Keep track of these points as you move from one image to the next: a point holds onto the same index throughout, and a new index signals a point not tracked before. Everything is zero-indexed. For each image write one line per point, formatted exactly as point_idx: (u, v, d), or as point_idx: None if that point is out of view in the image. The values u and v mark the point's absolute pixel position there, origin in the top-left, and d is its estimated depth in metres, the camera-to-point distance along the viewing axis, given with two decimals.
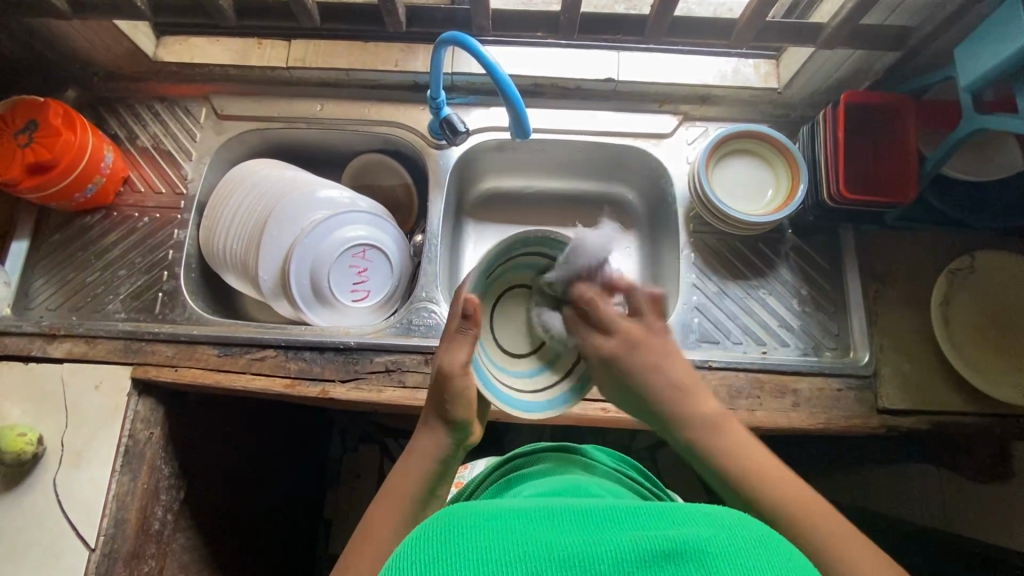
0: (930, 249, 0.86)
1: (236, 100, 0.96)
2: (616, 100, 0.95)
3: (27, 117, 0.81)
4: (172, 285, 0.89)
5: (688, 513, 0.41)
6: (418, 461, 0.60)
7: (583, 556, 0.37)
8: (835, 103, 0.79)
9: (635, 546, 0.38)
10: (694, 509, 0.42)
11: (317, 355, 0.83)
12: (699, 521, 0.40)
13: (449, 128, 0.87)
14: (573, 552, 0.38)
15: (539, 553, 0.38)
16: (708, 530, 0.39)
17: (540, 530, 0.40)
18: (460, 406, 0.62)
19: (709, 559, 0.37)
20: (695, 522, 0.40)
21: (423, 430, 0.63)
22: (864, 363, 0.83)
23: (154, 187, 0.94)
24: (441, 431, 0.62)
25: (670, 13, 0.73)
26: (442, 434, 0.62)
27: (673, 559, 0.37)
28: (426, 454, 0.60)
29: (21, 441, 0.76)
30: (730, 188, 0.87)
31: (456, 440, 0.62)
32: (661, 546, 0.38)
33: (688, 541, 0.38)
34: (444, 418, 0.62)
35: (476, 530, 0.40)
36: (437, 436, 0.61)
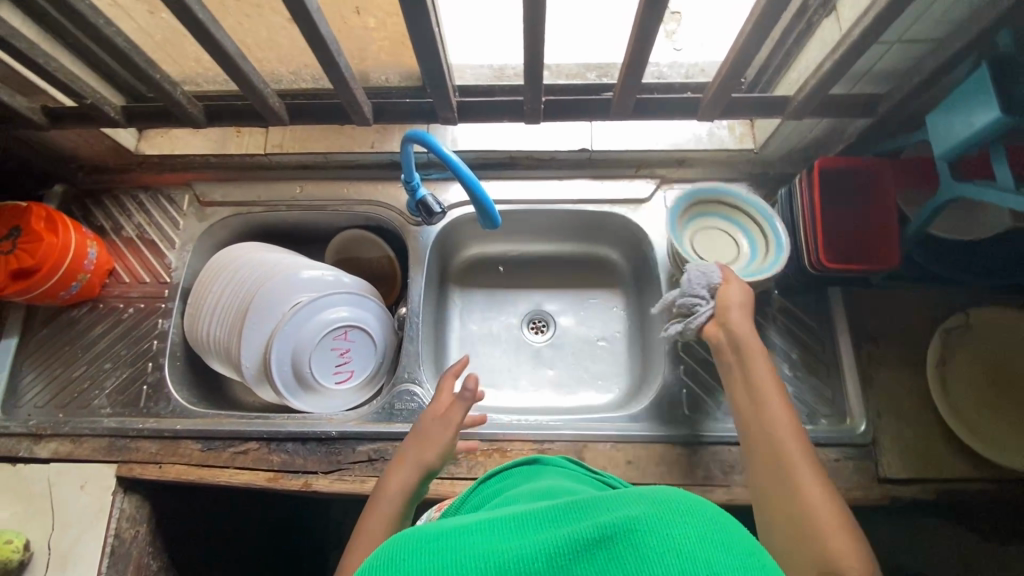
0: (921, 306, 0.84)
1: (218, 186, 0.98)
2: (592, 167, 0.95)
3: (10, 224, 0.83)
4: (157, 377, 0.89)
5: (622, 493, 0.36)
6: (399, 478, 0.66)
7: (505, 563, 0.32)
8: (809, 169, 0.77)
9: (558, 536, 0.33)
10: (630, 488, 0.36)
11: (300, 446, 0.82)
12: (634, 496, 0.35)
13: (425, 209, 0.87)
14: (488, 553, 0.33)
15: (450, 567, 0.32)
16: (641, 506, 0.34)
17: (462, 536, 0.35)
18: (438, 453, 0.67)
19: (641, 539, 0.32)
20: (628, 499, 0.35)
21: (396, 468, 0.67)
22: (862, 431, 0.80)
23: (138, 277, 0.95)
24: (424, 456, 0.67)
25: (633, 95, 0.73)
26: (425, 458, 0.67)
27: (599, 543, 0.32)
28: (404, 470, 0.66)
29: (7, 549, 0.76)
30: (710, 248, 0.83)
31: (423, 486, 0.66)
32: (588, 532, 0.32)
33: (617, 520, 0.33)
34: (422, 462, 0.67)
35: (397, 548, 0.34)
36: (410, 472, 0.66)
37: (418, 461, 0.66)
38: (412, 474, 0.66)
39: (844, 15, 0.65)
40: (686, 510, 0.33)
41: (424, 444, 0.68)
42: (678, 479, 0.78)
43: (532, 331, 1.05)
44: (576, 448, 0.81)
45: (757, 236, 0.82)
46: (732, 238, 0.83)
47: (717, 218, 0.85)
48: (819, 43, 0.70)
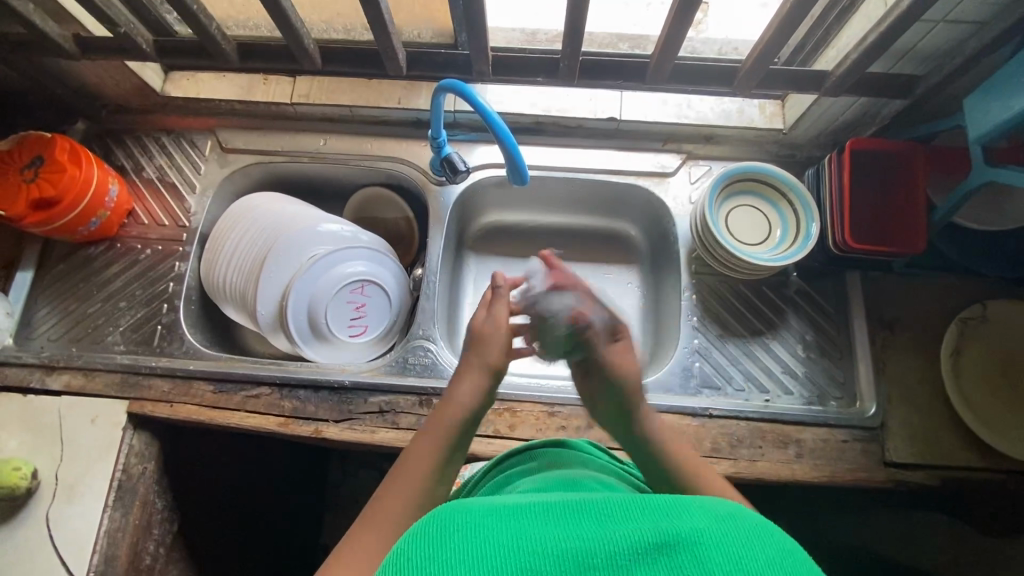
0: (939, 296, 0.84)
1: (241, 133, 0.97)
2: (618, 138, 0.95)
3: (33, 153, 0.82)
4: (171, 318, 0.89)
5: (682, 501, 0.43)
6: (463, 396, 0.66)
7: (575, 553, 0.39)
8: (841, 149, 0.77)
9: (627, 541, 0.39)
10: (687, 499, 0.43)
11: (312, 394, 0.82)
12: (694, 511, 0.42)
13: (450, 167, 0.87)
14: (562, 549, 0.39)
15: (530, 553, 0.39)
16: (700, 522, 0.41)
17: (534, 524, 0.41)
18: (499, 357, 0.70)
19: (701, 550, 0.39)
20: (689, 515, 0.41)
21: (462, 374, 0.69)
22: (871, 414, 0.80)
23: (157, 219, 0.95)
24: (483, 374, 0.68)
25: (670, 61, 0.73)
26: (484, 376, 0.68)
27: (663, 552, 0.38)
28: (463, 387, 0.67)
29: (16, 475, 0.77)
30: (742, 229, 0.84)
31: (490, 389, 0.69)
32: (652, 541, 0.39)
33: (680, 531, 0.40)
34: (486, 366, 0.69)
35: (475, 526, 0.41)
36: (478, 376, 0.68)
37: (484, 365, 0.69)
38: (474, 390, 0.67)
39: None
40: (733, 530, 0.40)
41: (485, 349, 0.70)
42: None
43: None
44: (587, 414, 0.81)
45: (792, 225, 0.82)
46: (766, 225, 0.84)
47: (755, 201, 0.85)
48: (861, 19, 0.69)
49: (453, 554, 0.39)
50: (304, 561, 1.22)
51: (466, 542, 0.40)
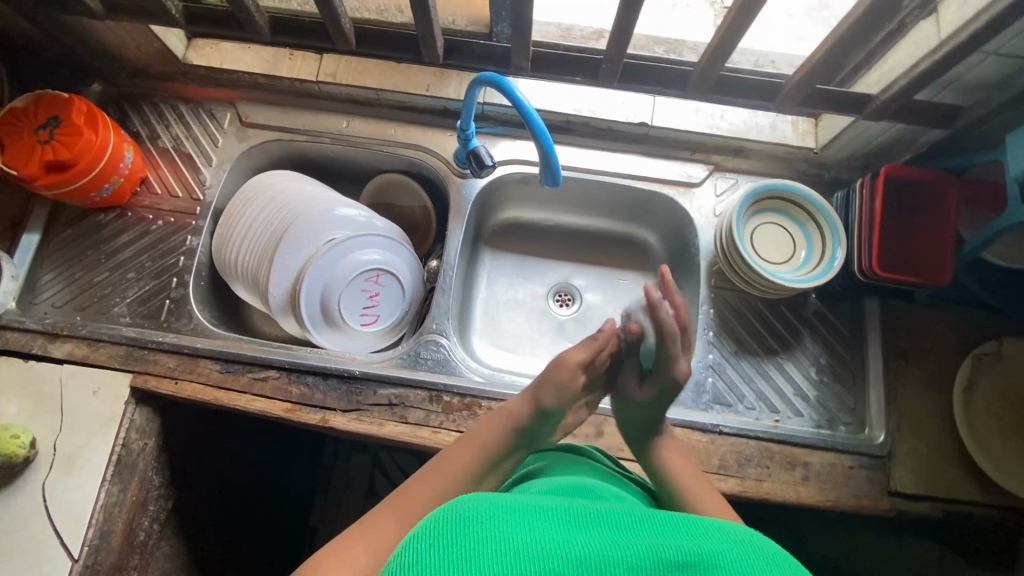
0: (956, 329, 0.84)
1: (262, 108, 0.95)
2: (647, 144, 0.93)
3: (49, 113, 0.80)
4: (180, 293, 0.87)
5: (698, 525, 0.47)
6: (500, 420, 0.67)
7: (595, 560, 0.42)
8: (874, 174, 0.76)
9: (651, 553, 0.43)
10: (703, 524, 0.47)
11: (320, 381, 0.81)
12: (710, 535, 0.46)
13: (476, 161, 0.84)
14: (594, 552, 0.43)
15: (562, 548, 0.42)
16: (716, 545, 0.45)
17: (564, 526, 0.45)
18: (560, 397, 0.68)
19: (718, 571, 0.42)
20: (704, 538, 0.45)
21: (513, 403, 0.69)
22: (880, 442, 0.80)
23: (170, 190, 0.92)
24: (526, 404, 0.68)
25: (717, 70, 0.71)
26: (524, 410, 0.67)
27: (684, 567, 0.42)
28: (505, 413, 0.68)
29: (14, 444, 0.75)
30: (768, 245, 0.83)
31: (537, 425, 0.67)
32: (674, 557, 0.43)
33: (697, 551, 0.44)
34: (540, 404, 0.67)
35: (497, 520, 0.45)
36: (525, 411, 0.67)
37: (535, 399, 0.67)
38: (516, 420, 0.67)
39: (946, 18, 0.63)
40: (748, 555, 0.44)
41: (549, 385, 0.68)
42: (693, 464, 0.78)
43: (558, 303, 1.04)
44: (596, 421, 0.80)
45: (817, 248, 0.81)
46: (791, 245, 0.83)
47: (782, 218, 0.84)
48: (912, 45, 0.68)
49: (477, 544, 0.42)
50: (293, 544, 1.21)
51: (506, 529, 0.44)
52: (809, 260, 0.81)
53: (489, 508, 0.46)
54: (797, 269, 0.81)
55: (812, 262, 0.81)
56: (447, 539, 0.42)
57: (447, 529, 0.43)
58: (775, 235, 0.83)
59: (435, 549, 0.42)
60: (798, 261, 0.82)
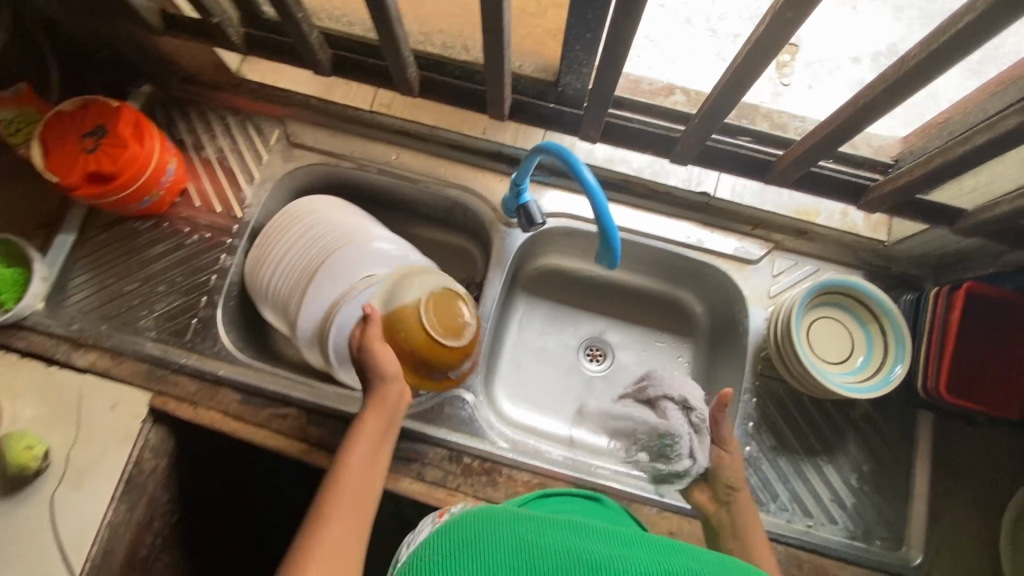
0: (1013, 456, 0.79)
1: (311, 129, 0.92)
2: (705, 213, 0.88)
3: (96, 121, 0.78)
4: (208, 313, 0.85)
5: (713, 553, 0.43)
6: (370, 420, 0.67)
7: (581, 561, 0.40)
8: (954, 286, 0.71)
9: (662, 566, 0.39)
10: (713, 554, 0.43)
11: (340, 425, 0.79)
12: (718, 562, 0.42)
13: (526, 217, 0.80)
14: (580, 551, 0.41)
15: (572, 550, 0.41)
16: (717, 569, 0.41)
17: (576, 535, 0.44)
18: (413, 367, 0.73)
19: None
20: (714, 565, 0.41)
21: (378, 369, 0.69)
22: (916, 564, 0.76)
23: (210, 204, 0.90)
24: (394, 385, 0.68)
25: (804, 164, 0.70)
26: (396, 388, 0.69)
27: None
28: (372, 419, 0.67)
29: (29, 455, 0.74)
30: (824, 342, 0.78)
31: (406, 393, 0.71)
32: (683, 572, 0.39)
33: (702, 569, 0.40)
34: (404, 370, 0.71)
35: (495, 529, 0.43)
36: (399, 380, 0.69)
37: (394, 377, 0.68)
38: (385, 419, 0.68)
39: None
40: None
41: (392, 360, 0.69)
42: None
43: (588, 358, 1.00)
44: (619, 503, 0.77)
45: (877, 356, 0.75)
46: (849, 347, 0.77)
47: (842, 316, 0.78)
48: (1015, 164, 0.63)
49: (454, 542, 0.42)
50: None
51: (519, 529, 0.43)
52: (867, 368, 0.76)
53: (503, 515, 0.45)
54: (852, 376, 0.76)
55: (866, 369, 0.76)
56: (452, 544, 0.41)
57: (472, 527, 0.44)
58: (833, 332, 0.78)
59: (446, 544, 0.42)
60: (853, 366, 0.76)
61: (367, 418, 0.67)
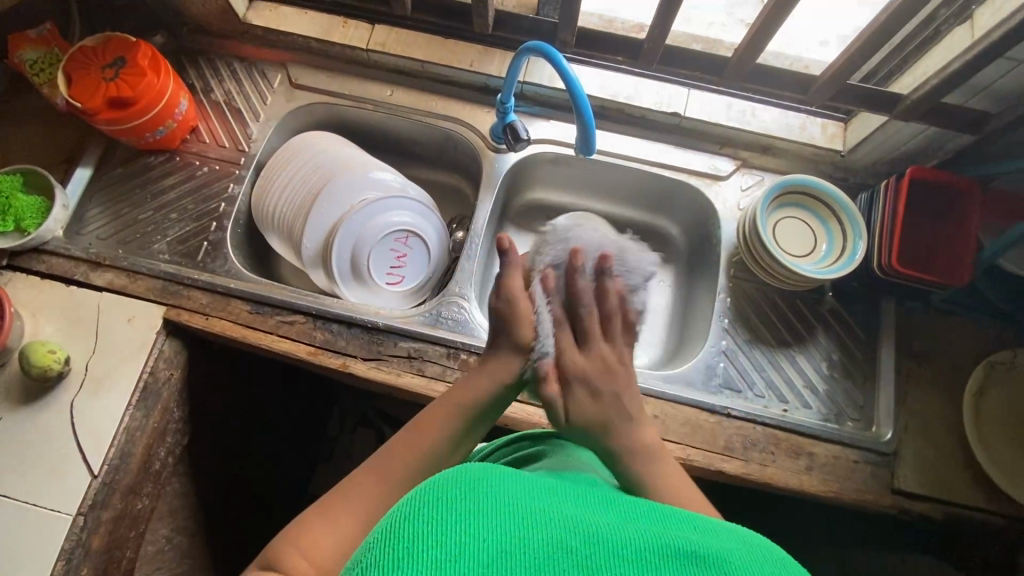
0: (969, 341, 0.85)
1: (311, 72, 1.00)
2: (678, 134, 0.95)
3: (117, 54, 0.85)
4: (218, 236, 0.91)
5: (715, 522, 0.41)
6: (472, 393, 0.61)
7: (607, 540, 0.36)
8: (900, 176, 0.79)
9: (661, 539, 0.37)
10: (717, 523, 0.42)
11: (344, 330, 0.84)
12: (719, 533, 0.40)
13: (512, 133, 0.88)
14: (603, 529, 0.38)
15: (570, 521, 0.38)
16: (728, 543, 0.39)
17: (565, 498, 0.41)
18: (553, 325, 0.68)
19: (730, 566, 0.36)
20: (718, 533, 0.40)
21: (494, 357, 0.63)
22: (887, 440, 0.81)
23: (218, 140, 0.97)
24: (512, 361, 0.63)
25: (750, 61, 0.81)
26: (509, 362, 0.62)
27: (696, 558, 0.36)
28: (472, 390, 0.61)
29: (51, 358, 0.79)
30: (789, 237, 0.85)
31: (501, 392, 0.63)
32: (686, 546, 0.37)
33: (709, 548, 0.37)
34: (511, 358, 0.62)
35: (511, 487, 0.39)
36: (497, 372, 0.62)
37: (518, 347, 0.63)
38: (488, 392, 0.61)
39: (979, 24, 0.66)
40: (759, 554, 0.38)
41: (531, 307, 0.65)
42: (699, 443, 0.79)
43: None
44: None
45: (838, 242, 0.83)
46: (812, 239, 0.85)
47: (805, 214, 0.86)
48: (944, 49, 0.72)
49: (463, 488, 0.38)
50: (290, 500, 1.24)
51: (516, 495, 0.39)
52: (831, 253, 0.83)
53: (493, 473, 0.41)
54: (818, 262, 0.83)
55: (831, 255, 0.83)
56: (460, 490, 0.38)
57: (467, 486, 0.38)
58: (797, 228, 0.86)
59: (439, 503, 0.37)
60: (819, 255, 0.84)
61: (470, 385, 0.62)
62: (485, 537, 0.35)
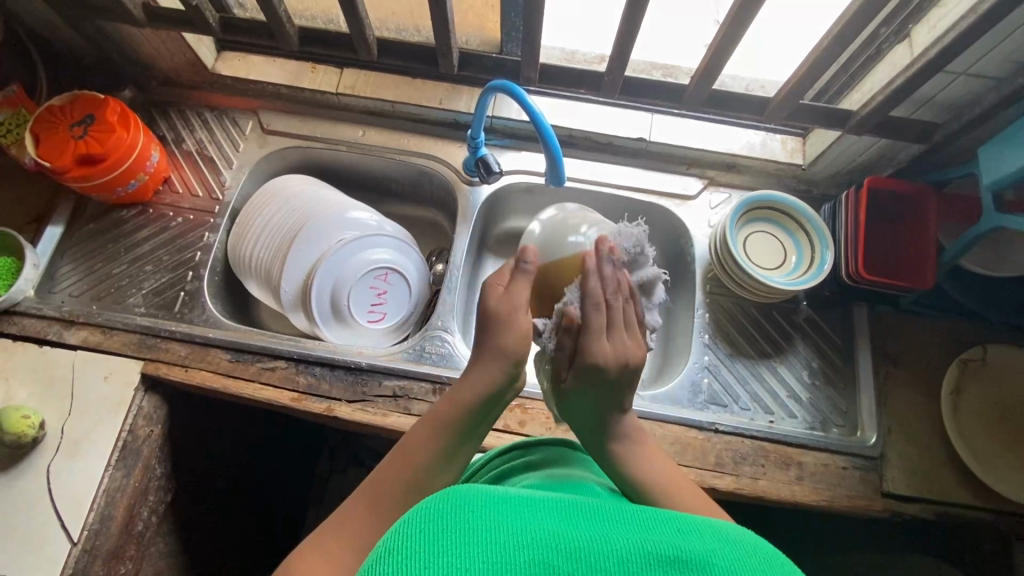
0: (941, 339, 0.88)
1: (283, 117, 1.01)
2: (645, 158, 0.98)
3: (85, 111, 0.85)
4: (195, 286, 0.91)
5: (696, 520, 0.41)
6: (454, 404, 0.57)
7: (590, 553, 0.37)
8: (858, 186, 0.82)
9: (643, 547, 0.37)
10: (697, 520, 0.42)
11: (327, 372, 0.83)
12: (698, 533, 0.40)
13: (484, 166, 0.90)
14: (586, 542, 0.37)
15: (551, 539, 0.37)
16: (711, 545, 0.39)
17: (549, 509, 0.41)
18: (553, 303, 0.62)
19: (711, 569, 0.36)
20: (702, 534, 0.40)
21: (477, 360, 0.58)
22: (872, 443, 0.82)
23: (191, 189, 0.97)
24: (496, 364, 0.57)
25: (707, 87, 0.84)
26: (494, 366, 0.56)
27: (679, 566, 0.36)
28: (455, 403, 0.57)
29: (24, 424, 0.76)
30: (760, 251, 0.88)
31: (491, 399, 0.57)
32: (668, 553, 0.37)
33: (690, 550, 0.38)
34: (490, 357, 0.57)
35: (492, 510, 0.39)
36: (478, 382, 0.57)
37: (501, 350, 0.56)
38: (472, 401, 0.57)
39: (917, 41, 0.70)
40: (738, 550, 0.38)
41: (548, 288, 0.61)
42: (690, 461, 0.79)
43: None
44: None
45: (807, 253, 0.86)
46: (782, 252, 0.87)
47: (773, 227, 0.88)
48: (887, 66, 0.76)
49: (439, 518, 0.38)
50: (280, 551, 1.20)
51: (496, 517, 0.38)
52: (803, 263, 0.86)
53: (476, 494, 0.41)
54: (790, 274, 0.86)
55: (802, 266, 0.86)
56: (438, 522, 0.38)
57: (448, 513, 0.38)
58: (767, 242, 0.88)
59: (419, 539, 0.36)
60: (790, 266, 0.86)
61: (453, 397, 0.57)
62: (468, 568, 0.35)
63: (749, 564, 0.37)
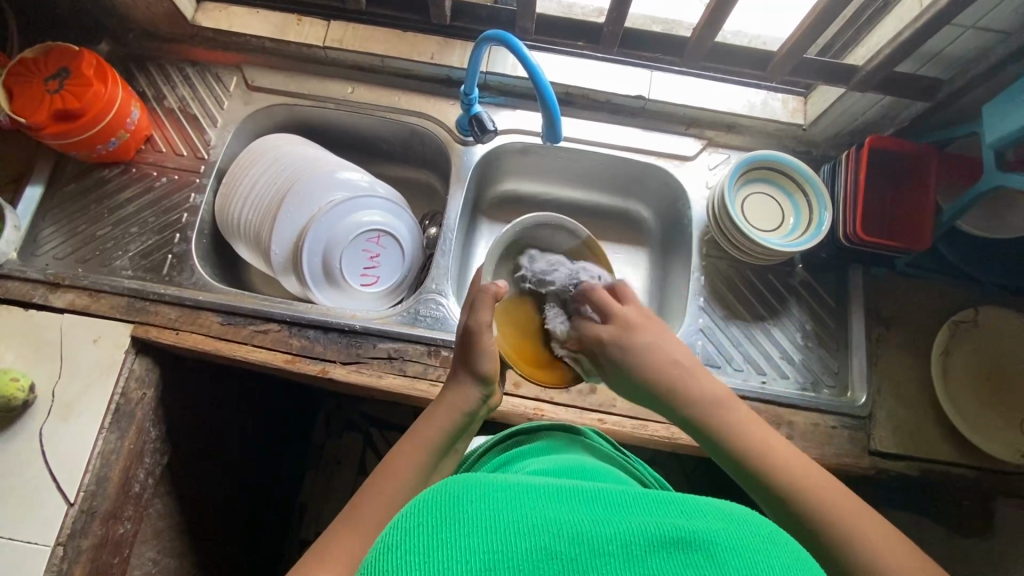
0: (933, 301, 0.88)
1: (268, 73, 0.97)
2: (644, 117, 0.95)
3: (59, 64, 0.81)
4: (183, 248, 0.89)
5: (701, 500, 0.39)
6: (431, 430, 0.60)
7: (590, 536, 0.35)
8: (860, 146, 0.81)
9: (644, 529, 0.36)
10: (704, 501, 0.40)
11: (321, 335, 0.83)
12: (704, 512, 0.38)
13: (478, 125, 0.88)
14: (586, 526, 0.36)
15: (550, 525, 0.35)
16: (718, 523, 0.37)
17: (547, 494, 0.39)
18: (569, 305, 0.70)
19: (716, 550, 0.34)
20: (708, 512, 0.38)
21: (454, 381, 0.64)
22: (862, 403, 0.83)
23: (175, 148, 0.93)
24: (470, 385, 0.63)
25: (709, 41, 0.82)
26: (468, 388, 0.63)
27: (681, 546, 0.35)
28: (434, 428, 0.61)
29: (14, 387, 0.75)
30: (757, 212, 0.87)
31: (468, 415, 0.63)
32: (670, 533, 0.35)
33: (695, 529, 0.36)
34: (472, 373, 0.63)
35: (488, 497, 0.38)
36: (458, 399, 0.62)
37: (477, 376, 0.63)
38: (452, 423, 0.61)
39: None
40: (744, 531, 0.36)
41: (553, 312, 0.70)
42: None
43: None
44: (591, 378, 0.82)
45: (805, 215, 0.85)
46: (780, 214, 0.86)
47: (773, 190, 0.87)
48: (894, 18, 0.73)
49: (433, 508, 0.37)
50: (277, 512, 1.21)
51: (495, 506, 0.37)
52: (800, 224, 0.85)
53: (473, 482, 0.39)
54: (787, 235, 0.85)
55: (800, 226, 0.85)
56: (433, 512, 0.36)
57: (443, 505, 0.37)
58: (766, 203, 0.87)
59: (412, 535, 0.35)
60: (786, 228, 0.86)
61: (432, 423, 0.61)
62: (464, 561, 0.33)
63: (758, 545, 0.35)
